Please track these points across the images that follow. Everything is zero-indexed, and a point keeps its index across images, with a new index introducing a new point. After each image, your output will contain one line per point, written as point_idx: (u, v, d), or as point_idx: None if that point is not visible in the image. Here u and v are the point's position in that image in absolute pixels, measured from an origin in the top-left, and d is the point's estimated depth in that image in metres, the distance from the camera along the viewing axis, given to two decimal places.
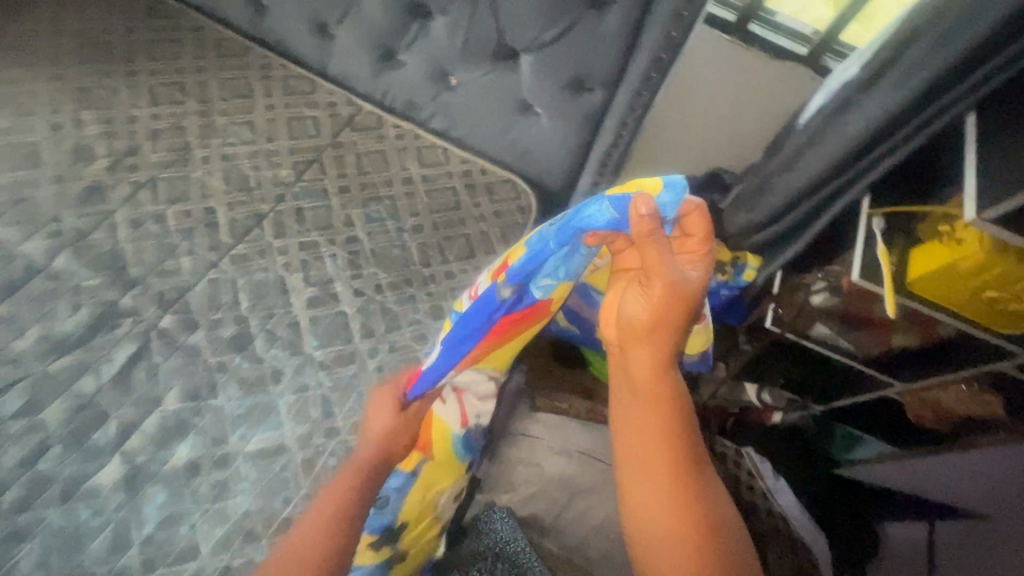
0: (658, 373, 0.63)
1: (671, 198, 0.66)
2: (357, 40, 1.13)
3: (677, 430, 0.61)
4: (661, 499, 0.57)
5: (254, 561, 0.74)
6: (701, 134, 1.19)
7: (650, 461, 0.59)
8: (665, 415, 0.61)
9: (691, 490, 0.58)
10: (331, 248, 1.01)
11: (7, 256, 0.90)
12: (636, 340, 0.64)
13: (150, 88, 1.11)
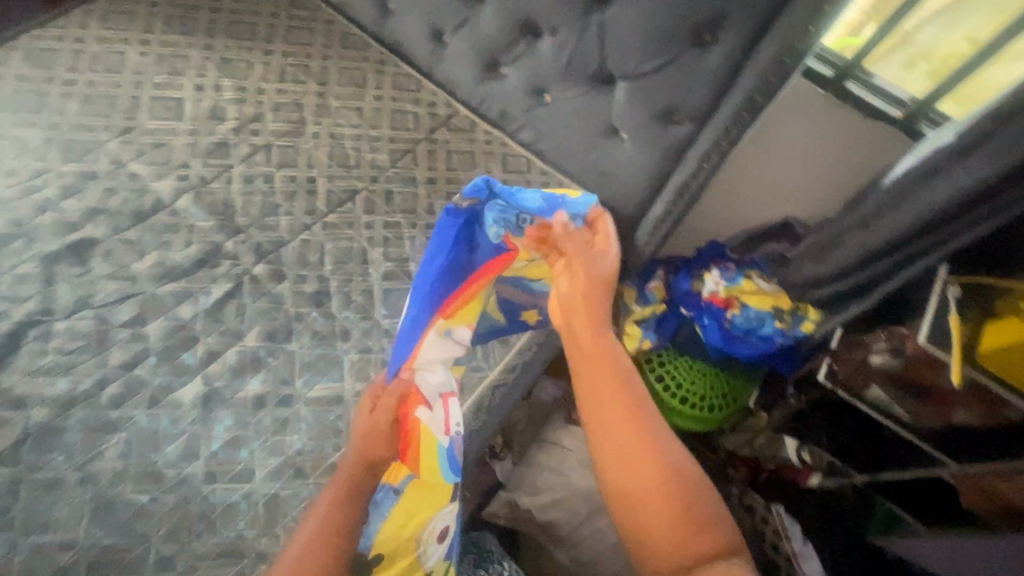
0: (606, 344, 0.72)
1: (582, 202, 0.89)
2: (467, 49, 1.23)
3: (633, 390, 0.68)
4: (625, 455, 0.63)
5: (299, 495, 0.81)
6: (780, 183, 1.22)
7: (615, 422, 0.65)
8: (621, 376, 0.69)
9: (652, 440, 0.63)
10: (412, 231, 1.09)
11: (141, 189, 1.03)
12: (581, 317, 0.75)
13: (280, 66, 1.24)
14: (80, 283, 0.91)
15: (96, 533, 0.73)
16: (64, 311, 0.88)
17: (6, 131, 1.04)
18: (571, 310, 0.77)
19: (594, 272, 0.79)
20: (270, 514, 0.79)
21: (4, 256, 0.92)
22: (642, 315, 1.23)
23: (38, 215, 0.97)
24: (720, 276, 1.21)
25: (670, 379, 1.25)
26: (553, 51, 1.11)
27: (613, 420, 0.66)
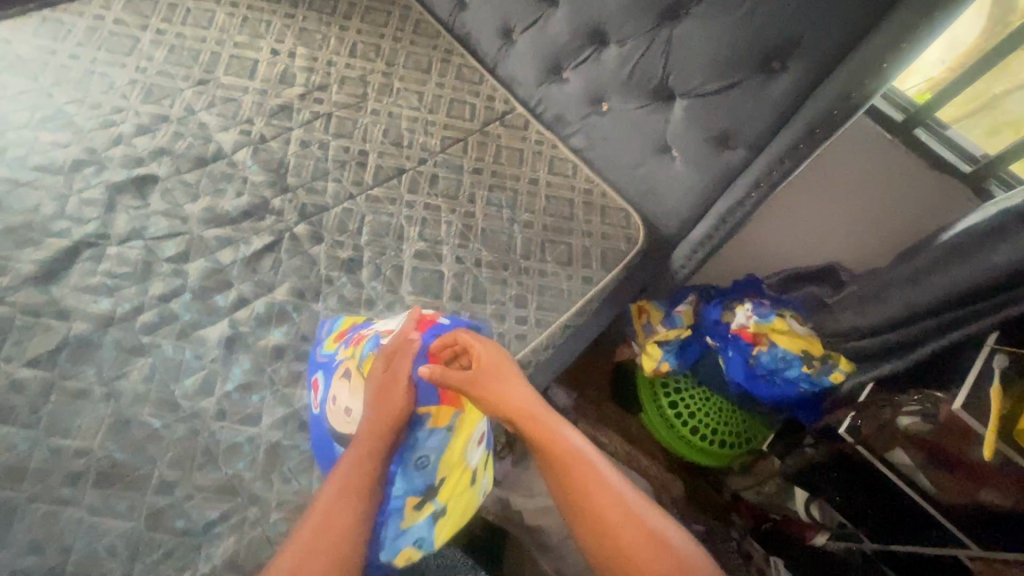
0: (554, 437, 0.73)
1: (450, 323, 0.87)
2: (533, 50, 1.25)
3: (589, 468, 0.72)
4: (608, 536, 0.68)
5: (300, 447, 0.83)
6: (829, 226, 1.18)
7: (598, 514, 0.69)
8: (576, 463, 0.72)
9: (620, 502, 0.70)
10: (450, 216, 1.11)
11: (206, 137, 1.09)
12: (522, 397, 0.76)
13: (353, 43, 1.29)
14: (137, 214, 0.97)
15: (109, 446, 0.77)
16: (118, 237, 0.94)
17: (97, 67, 1.12)
18: (508, 399, 0.75)
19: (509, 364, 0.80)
20: (270, 460, 0.81)
21: (75, 179, 0.98)
22: (665, 337, 1.22)
23: (111, 147, 1.04)
24: (752, 309, 1.16)
25: (682, 406, 1.23)
26: (618, 61, 1.10)
27: (595, 514, 0.69)
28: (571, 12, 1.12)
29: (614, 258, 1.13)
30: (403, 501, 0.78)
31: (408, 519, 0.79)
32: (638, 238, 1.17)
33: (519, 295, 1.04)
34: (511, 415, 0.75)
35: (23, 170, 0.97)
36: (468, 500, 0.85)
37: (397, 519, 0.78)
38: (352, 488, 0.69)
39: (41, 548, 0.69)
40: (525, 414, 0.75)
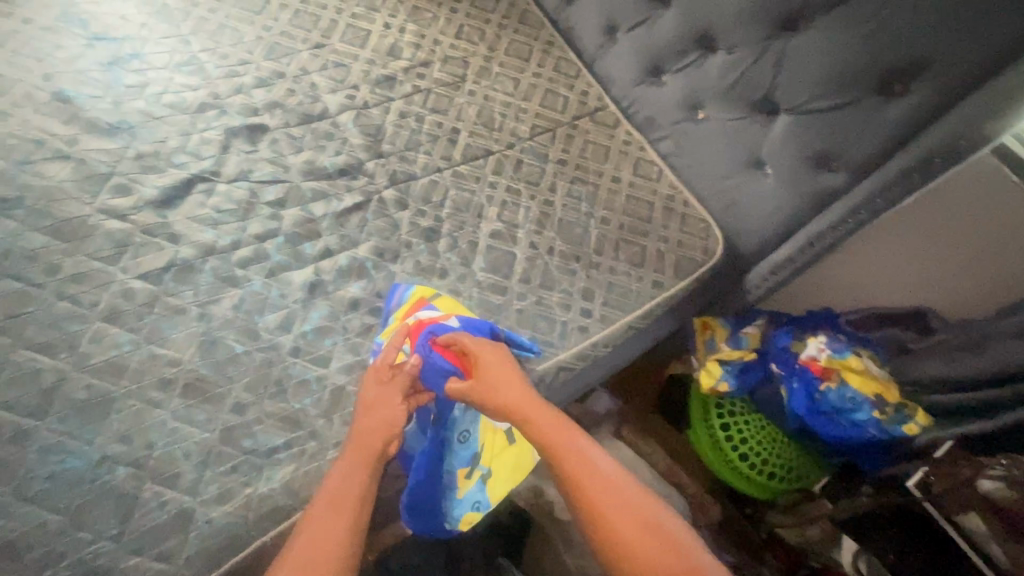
0: (549, 435, 0.72)
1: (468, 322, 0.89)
2: (635, 50, 1.24)
3: (584, 462, 0.69)
4: (611, 538, 0.64)
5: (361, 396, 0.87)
6: (917, 266, 1.12)
7: (599, 514, 0.66)
8: (571, 459, 0.70)
9: (619, 496, 0.67)
10: (529, 202, 1.12)
11: (315, 97, 1.16)
12: (521, 397, 0.76)
13: (460, 24, 1.33)
14: (246, 158, 1.05)
15: (197, 361, 0.84)
16: (228, 177, 1.02)
17: (231, 22, 1.22)
18: (510, 403, 0.76)
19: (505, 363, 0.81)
20: (333, 402, 0.86)
21: (198, 119, 1.07)
22: (728, 356, 1.17)
23: (233, 95, 1.12)
24: (826, 343, 1.11)
25: (734, 431, 1.18)
26: (724, 68, 1.08)
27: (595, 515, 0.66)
28: (682, 14, 1.11)
29: (687, 268, 1.11)
30: (454, 472, 0.87)
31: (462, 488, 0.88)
32: (716, 252, 1.14)
33: (587, 288, 1.04)
34: (511, 416, 0.75)
35: (157, 106, 1.07)
36: (512, 463, 0.90)
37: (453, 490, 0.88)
38: (343, 500, 0.68)
39: (129, 440, 0.76)
40: (523, 415, 0.74)
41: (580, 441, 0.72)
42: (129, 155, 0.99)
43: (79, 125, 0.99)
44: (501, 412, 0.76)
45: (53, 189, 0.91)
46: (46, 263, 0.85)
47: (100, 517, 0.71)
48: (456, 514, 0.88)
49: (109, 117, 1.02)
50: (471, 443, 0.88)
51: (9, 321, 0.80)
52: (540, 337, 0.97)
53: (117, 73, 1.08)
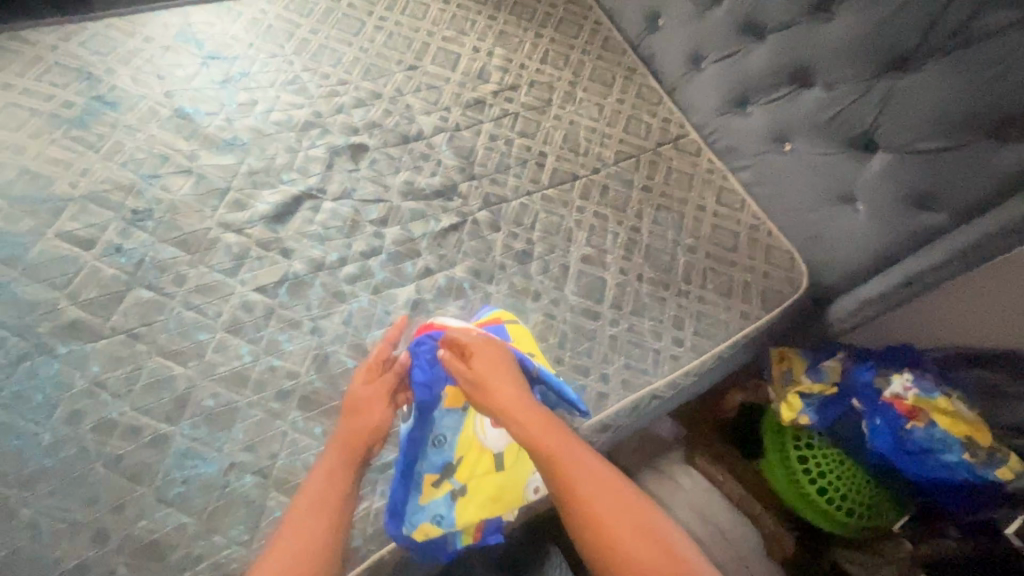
0: (546, 445, 0.75)
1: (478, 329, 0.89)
2: (721, 80, 1.25)
3: (579, 467, 0.74)
4: (610, 541, 0.70)
5: None
6: (1003, 308, 1.11)
7: (596, 521, 0.71)
8: (569, 465, 0.74)
9: (612, 502, 0.73)
10: (616, 228, 1.14)
11: (410, 118, 1.19)
12: (514, 400, 0.78)
13: (545, 49, 1.36)
14: (349, 177, 1.08)
15: (312, 374, 0.87)
16: (333, 194, 1.05)
17: (329, 42, 1.25)
18: (502, 407, 0.78)
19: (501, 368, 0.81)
20: None
21: (303, 137, 1.11)
22: (808, 389, 1.17)
23: (334, 114, 1.15)
24: (911, 381, 1.10)
25: (811, 463, 1.17)
26: (819, 104, 1.09)
27: (592, 521, 0.71)
28: (776, 49, 1.12)
29: (772, 300, 1.12)
30: (423, 475, 0.84)
31: (427, 496, 0.83)
32: (801, 284, 1.15)
33: (677, 317, 1.05)
34: (504, 417, 0.78)
35: (265, 123, 1.10)
36: (493, 489, 0.84)
37: (416, 495, 0.83)
38: (321, 506, 0.71)
39: (255, 449, 0.80)
40: (519, 424, 0.77)
41: (574, 446, 0.77)
42: (242, 171, 1.03)
43: (198, 141, 1.04)
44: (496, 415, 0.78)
45: (178, 203, 0.96)
46: (175, 274, 0.90)
47: (231, 522, 0.75)
48: (410, 520, 0.81)
49: (224, 133, 1.07)
50: (449, 452, 0.85)
51: (144, 329, 0.84)
52: (634, 364, 0.99)
53: (229, 91, 1.12)
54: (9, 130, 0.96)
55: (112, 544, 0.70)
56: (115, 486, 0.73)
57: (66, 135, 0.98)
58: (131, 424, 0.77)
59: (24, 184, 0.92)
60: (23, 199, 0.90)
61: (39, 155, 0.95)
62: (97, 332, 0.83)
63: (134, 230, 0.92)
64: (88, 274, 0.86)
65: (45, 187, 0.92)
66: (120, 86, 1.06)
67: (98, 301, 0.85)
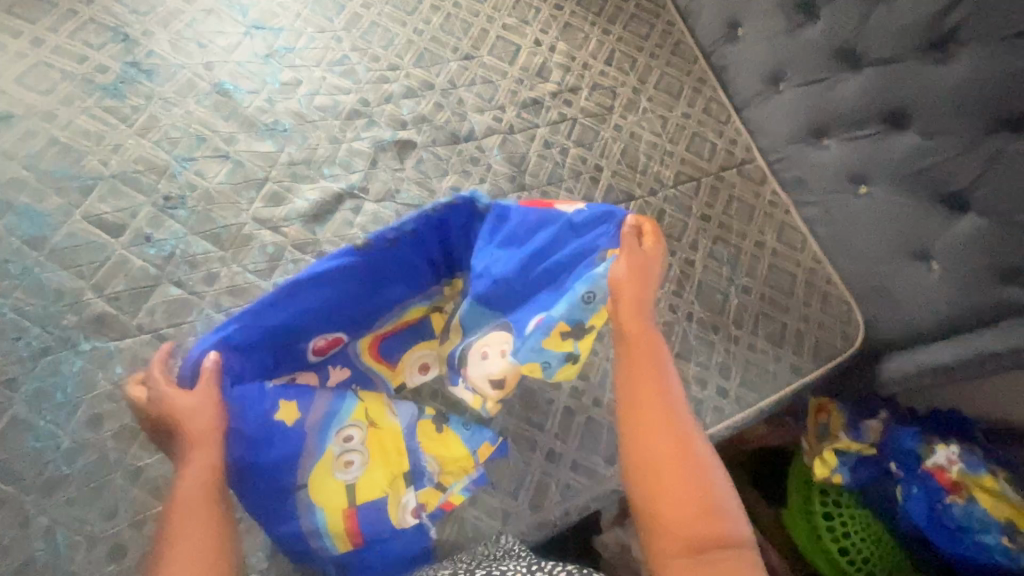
0: (637, 356, 0.72)
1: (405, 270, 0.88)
2: (801, 106, 1.15)
3: (664, 391, 0.69)
4: (654, 464, 0.64)
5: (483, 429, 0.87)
6: None
7: (649, 441, 0.66)
8: (651, 385, 0.70)
9: (678, 436, 0.66)
10: (669, 259, 1.07)
11: (461, 115, 1.11)
12: (634, 304, 0.76)
13: (611, 49, 1.25)
14: (394, 177, 1.01)
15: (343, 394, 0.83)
16: (375, 195, 0.99)
17: (381, 19, 1.15)
18: (615, 302, 0.77)
19: (647, 269, 0.79)
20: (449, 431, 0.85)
21: (348, 127, 1.03)
22: (846, 447, 1.12)
23: (382, 103, 1.07)
24: (958, 455, 1.04)
25: (836, 522, 1.12)
26: (913, 151, 1.00)
27: (647, 436, 0.66)
28: (875, 84, 1.02)
29: (825, 354, 1.06)
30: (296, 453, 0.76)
31: (550, 343, 0.81)
32: (856, 339, 1.09)
33: (724, 364, 1.00)
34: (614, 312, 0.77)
35: (308, 108, 1.02)
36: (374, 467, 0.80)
37: (542, 338, 0.81)
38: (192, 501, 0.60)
39: None
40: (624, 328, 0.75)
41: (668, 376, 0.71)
42: (282, 160, 0.96)
43: (237, 122, 0.97)
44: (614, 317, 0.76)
45: (213, 191, 0.90)
46: (206, 272, 0.85)
47: (251, 548, 0.77)
48: (524, 354, 0.81)
49: (265, 116, 0.99)
50: (585, 314, 0.81)
51: (172, 330, 0.80)
52: None
53: (273, 67, 1.04)
54: (39, 93, 0.90)
55: (129, 562, 0.68)
56: (135, 500, 0.70)
57: (98, 104, 0.91)
58: (154, 434, 0.74)
59: (52, 157, 0.86)
60: (51, 173, 0.85)
61: (69, 125, 0.89)
62: (123, 330, 0.78)
63: (165, 219, 0.86)
64: (116, 265, 0.82)
65: (75, 162, 0.86)
66: (157, 52, 0.98)
67: (126, 296, 0.80)
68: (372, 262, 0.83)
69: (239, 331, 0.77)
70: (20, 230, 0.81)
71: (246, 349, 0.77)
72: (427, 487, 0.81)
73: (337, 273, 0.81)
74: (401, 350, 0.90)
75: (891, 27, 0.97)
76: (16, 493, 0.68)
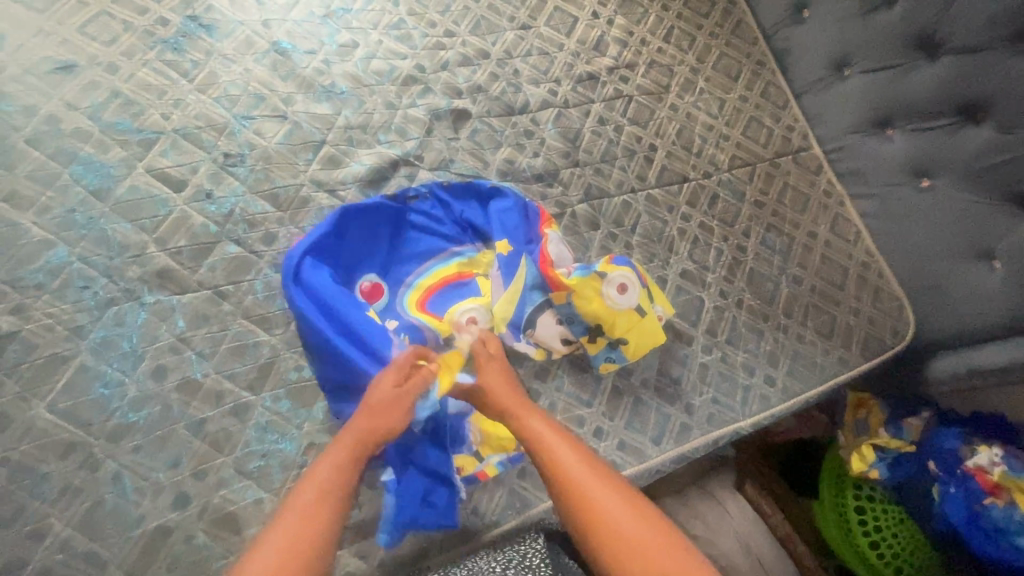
0: (551, 455, 0.67)
1: (444, 229, 0.92)
2: (865, 94, 1.12)
3: (581, 469, 0.65)
4: (619, 549, 0.59)
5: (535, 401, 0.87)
6: None
7: (607, 527, 0.60)
8: (571, 473, 0.65)
9: (626, 507, 0.62)
10: (721, 244, 1.06)
11: (517, 87, 1.08)
12: (515, 401, 0.73)
13: (670, 26, 1.21)
14: (448, 146, 1.00)
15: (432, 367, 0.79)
16: (430, 163, 0.98)
17: None
18: (509, 410, 0.72)
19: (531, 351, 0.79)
20: None
21: (404, 93, 1.01)
22: (885, 444, 1.09)
23: (438, 70, 1.05)
24: (1001, 456, 0.97)
25: (869, 515, 1.10)
26: (986, 145, 0.96)
27: (603, 526, 0.61)
28: (952, 72, 0.99)
29: (873, 349, 1.05)
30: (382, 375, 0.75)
31: (634, 349, 0.89)
32: (906, 336, 1.08)
33: (772, 353, 1.00)
34: (510, 422, 0.71)
35: (365, 71, 1.00)
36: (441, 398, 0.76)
37: (627, 348, 0.89)
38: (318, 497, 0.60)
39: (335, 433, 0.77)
40: (529, 433, 0.69)
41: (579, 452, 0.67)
42: (339, 124, 0.95)
43: (295, 83, 0.96)
44: (513, 425, 0.71)
45: (271, 151, 0.90)
46: (265, 232, 0.85)
47: None
48: (612, 359, 0.89)
49: (322, 78, 0.97)
50: (658, 305, 0.91)
51: (231, 288, 0.80)
52: (723, 399, 0.94)
53: (331, 28, 1.02)
54: (101, 43, 0.89)
55: (193, 510, 0.69)
56: (197, 451, 0.72)
57: (159, 58, 0.91)
58: (214, 388, 0.75)
59: (115, 110, 0.86)
60: (114, 126, 0.85)
61: (131, 78, 0.88)
62: (184, 285, 0.79)
63: (224, 176, 0.86)
64: (177, 220, 0.82)
65: (136, 116, 0.86)
66: (217, 7, 0.97)
67: (187, 251, 0.81)
68: (411, 221, 0.91)
69: (303, 287, 0.78)
70: (84, 180, 0.81)
71: (321, 303, 0.78)
72: (464, 453, 0.81)
73: (378, 220, 0.88)
74: (448, 304, 0.88)
75: (975, 13, 0.93)
76: (86, 438, 0.69)
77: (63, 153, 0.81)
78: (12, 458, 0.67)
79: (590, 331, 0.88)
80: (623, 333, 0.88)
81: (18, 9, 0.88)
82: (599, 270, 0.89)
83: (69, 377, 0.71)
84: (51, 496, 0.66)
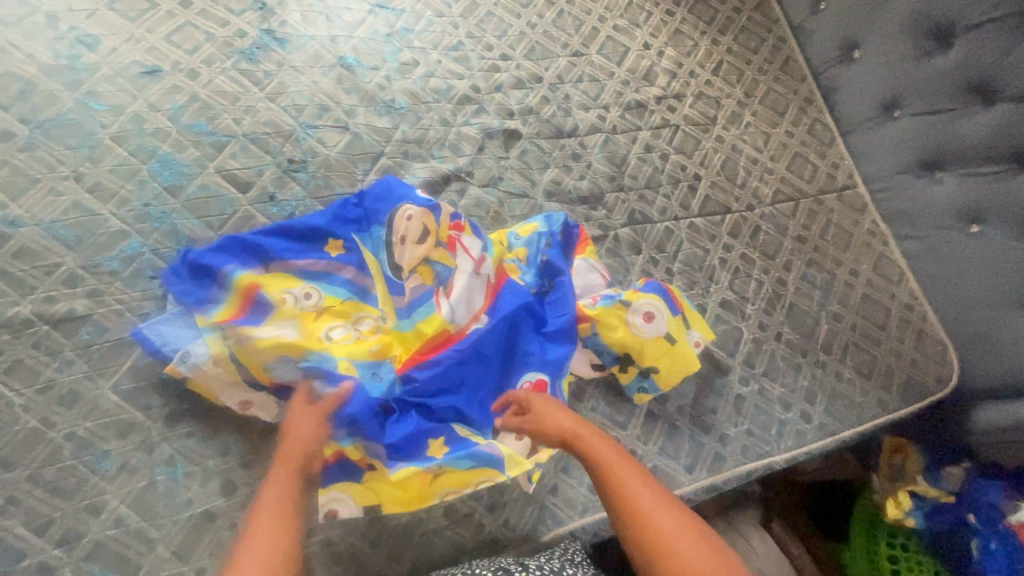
0: (626, 488, 0.68)
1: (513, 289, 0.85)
2: (913, 137, 1.12)
3: (650, 502, 0.67)
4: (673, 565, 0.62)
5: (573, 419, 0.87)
6: None
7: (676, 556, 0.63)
8: (636, 506, 0.67)
9: (686, 534, 0.65)
10: (762, 276, 1.06)
11: (567, 112, 1.11)
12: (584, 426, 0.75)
13: (719, 60, 1.24)
14: (499, 164, 1.03)
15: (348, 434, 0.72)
16: (480, 180, 1.01)
17: (497, 9, 1.16)
18: (577, 437, 0.74)
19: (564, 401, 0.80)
20: None
21: (459, 111, 1.05)
22: (923, 492, 1.05)
23: (492, 92, 1.09)
24: None
25: (903, 565, 1.06)
26: None
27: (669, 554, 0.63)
28: (1005, 121, 0.99)
29: (914, 393, 1.03)
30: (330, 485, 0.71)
31: (667, 377, 0.89)
32: (949, 381, 1.05)
33: (809, 389, 0.99)
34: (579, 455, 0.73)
35: (423, 89, 1.05)
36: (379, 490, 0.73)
37: (658, 377, 0.89)
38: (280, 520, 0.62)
39: None
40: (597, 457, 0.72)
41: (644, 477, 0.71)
42: (396, 137, 0.99)
43: (358, 96, 1.01)
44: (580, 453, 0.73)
45: (331, 159, 0.94)
46: None
47: None
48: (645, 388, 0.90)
49: (384, 93, 1.02)
50: (693, 331, 0.92)
51: None
52: (758, 432, 0.94)
53: (393, 46, 1.07)
54: (185, 51, 0.95)
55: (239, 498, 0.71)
56: (247, 441, 0.74)
57: (235, 67, 0.96)
58: None
59: (192, 113, 0.91)
60: (191, 127, 0.90)
61: (208, 84, 0.94)
62: None
63: (288, 180, 0.91)
64: (242, 220, 0.87)
65: (211, 119, 0.92)
66: (290, 23, 1.03)
67: None
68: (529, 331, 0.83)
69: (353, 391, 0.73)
70: (160, 177, 0.86)
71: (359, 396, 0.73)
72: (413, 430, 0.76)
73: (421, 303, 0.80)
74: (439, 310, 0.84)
75: None
76: (144, 419, 0.73)
77: (143, 150, 0.87)
78: (77, 434, 0.70)
79: (621, 360, 0.89)
80: (653, 361, 0.88)
81: (113, 16, 0.95)
82: (624, 298, 0.90)
83: (134, 360, 0.75)
84: (109, 472, 0.70)
